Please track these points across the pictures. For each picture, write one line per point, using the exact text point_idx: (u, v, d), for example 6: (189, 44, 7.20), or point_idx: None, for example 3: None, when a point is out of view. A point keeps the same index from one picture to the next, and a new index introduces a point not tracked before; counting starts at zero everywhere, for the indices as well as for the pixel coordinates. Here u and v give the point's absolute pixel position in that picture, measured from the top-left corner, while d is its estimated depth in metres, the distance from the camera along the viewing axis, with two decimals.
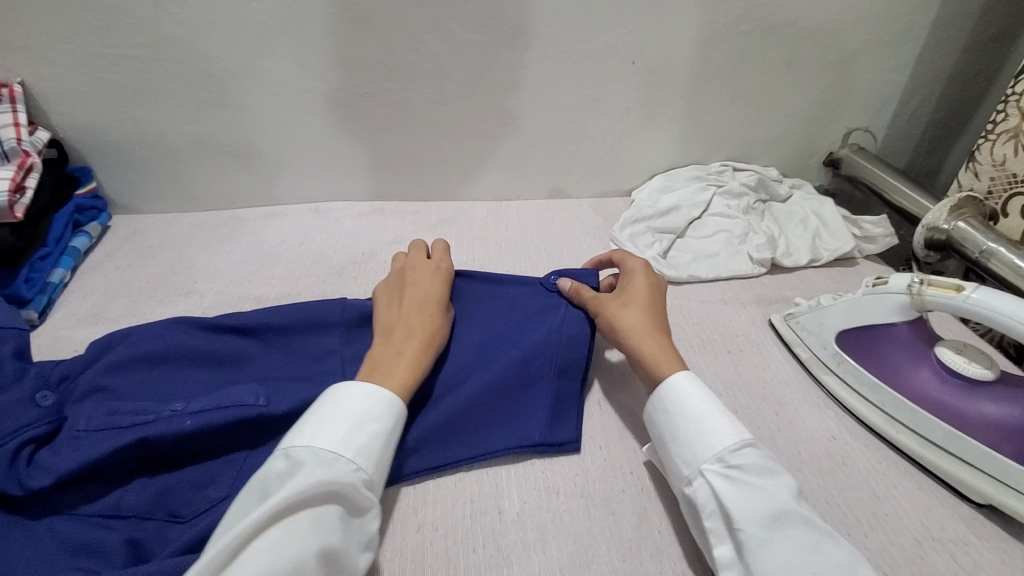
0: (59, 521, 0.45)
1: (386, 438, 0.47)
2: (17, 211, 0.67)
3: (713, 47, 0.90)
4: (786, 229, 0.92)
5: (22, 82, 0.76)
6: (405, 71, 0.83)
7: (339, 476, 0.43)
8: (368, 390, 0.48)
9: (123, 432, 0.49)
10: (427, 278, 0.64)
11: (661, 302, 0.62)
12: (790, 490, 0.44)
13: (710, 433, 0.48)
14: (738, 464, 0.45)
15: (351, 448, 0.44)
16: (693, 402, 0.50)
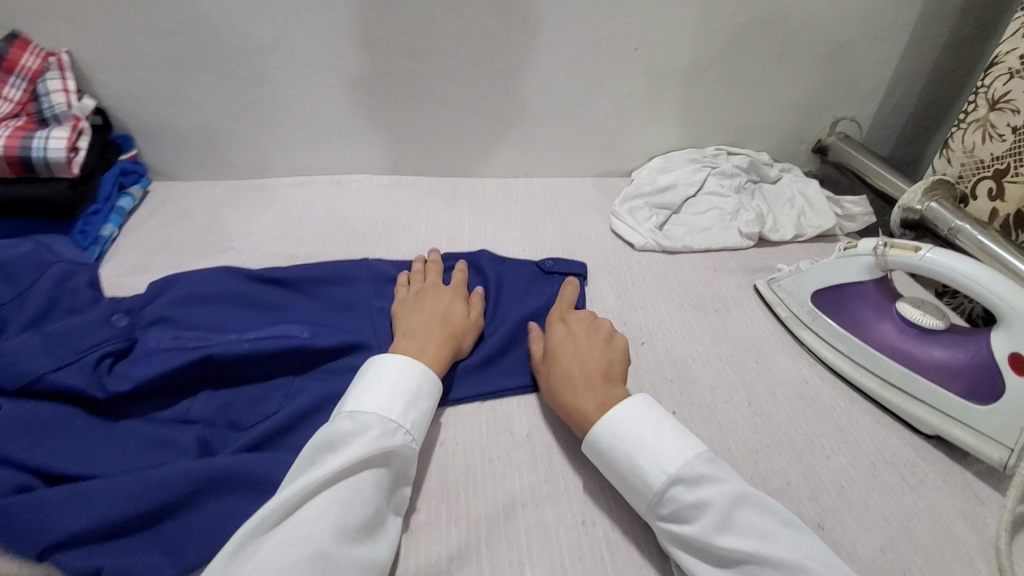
0: (138, 423, 0.52)
1: (430, 415, 0.53)
2: (74, 167, 0.74)
3: (710, 37, 0.97)
4: (774, 207, 0.99)
5: (69, 52, 0.82)
6: (424, 52, 0.89)
7: (397, 445, 0.48)
8: (421, 372, 0.54)
9: (188, 351, 0.56)
10: (449, 296, 0.67)
11: (585, 348, 0.60)
12: (717, 519, 0.44)
13: (636, 487, 0.49)
14: (668, 514, 0.47)
15: (407, 420, 0.50)
16: (612, 456, 0.51)
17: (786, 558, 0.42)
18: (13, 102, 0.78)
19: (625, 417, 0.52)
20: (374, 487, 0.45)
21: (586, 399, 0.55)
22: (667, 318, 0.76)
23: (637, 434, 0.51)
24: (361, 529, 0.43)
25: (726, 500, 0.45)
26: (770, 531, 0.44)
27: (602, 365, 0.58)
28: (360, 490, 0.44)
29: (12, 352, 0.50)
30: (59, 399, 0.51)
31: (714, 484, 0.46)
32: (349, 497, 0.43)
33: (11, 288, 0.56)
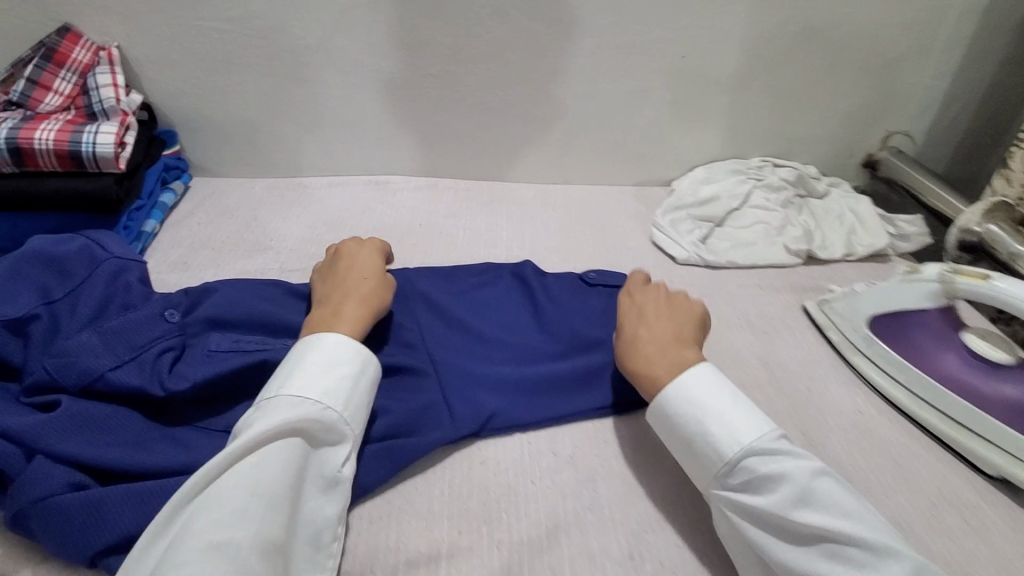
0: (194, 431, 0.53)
1: (355, 379, 0.51)
2: (121, 162, 0.74)
3: (760, 45, 0.93)
4: (822, 223, 0.95)
5: (119, 47, 0.83)
6: (467, 55, 0.88)
7: (309, 417, 0.47)
8: (331, 343, 0.52)
9: (246, 354, 0.57)
10: (368, 257, 0.66)
11: (663, 315, 0.61)
12: (796, 492, 0.44)
13: (704, 457, 0.49)
14: (738, 483, 0.47)
15: (316, 392, 0.48)
16: (680, 424, 0.51)
17: (870, 537, 0.42)
18: (63, 95, 0.80)
19: (700, 388, 0.52)
20: (283, 463, 0.43)
21: (655, 356, 0.56)
22: (712, 338, 0.74)
23: (710, 401, 0.51)
24: (275, 505, 0.42)
25: (806, 476, 0.45)
26: (850, 509, 0.44)
27: (675, 331, 0.59)
28: (263, 466, 0.43)
29: (72, 350, 0.51)
30: (116, 399, 0.52)
31: (792, 458, 0.47)
32: (250, 474, 0.42)
33: (65, 283, 0.55)
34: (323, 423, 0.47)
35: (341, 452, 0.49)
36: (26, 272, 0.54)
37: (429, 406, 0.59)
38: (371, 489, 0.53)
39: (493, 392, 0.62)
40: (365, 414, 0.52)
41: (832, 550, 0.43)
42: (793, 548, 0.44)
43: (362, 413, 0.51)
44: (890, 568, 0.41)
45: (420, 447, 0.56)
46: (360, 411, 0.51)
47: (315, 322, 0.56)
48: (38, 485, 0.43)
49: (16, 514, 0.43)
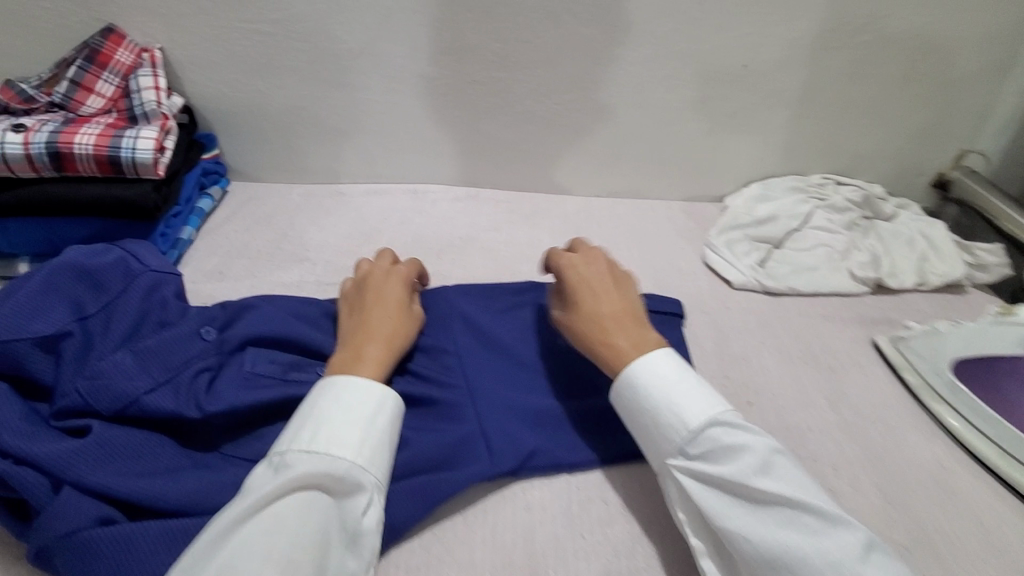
0: (228, 465, 0.51)
1: (367, 421, 0.48)
2: (159, 168, 0.72)
3: (829, 56, 0.86)
4: (891, 247, 0.88)
5: (162, 48, 0.81)
6: (515, 61, 0.84)
7: (317, 470, 0.44)
8: (340, 387, 0.49)
9: (282, 384, 0.55)
10: (390, 285, 0.61)
11: (612, 287, 0.58)
12: (756, 461, 0.45)
13: (667, 427, 0.49)
14: (698, 453, 0.47)
15: (320, 442, 0.46)
16: (646, 396, 0.51)
17: (828, 510, 0.43)
18: (105, 97, 0.79)
19: (664, 363, 0.52)
20: (294, 523, 0.41)
21: (619, 342, 0.54)
22: (774, 374, 0.68)
23: (675, 377, 0.51)
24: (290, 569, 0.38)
25: (765, 448, 0.46)
26: (804, 483, 0.45)
27: (628, 307, 0.57)
28: (274, 529, 0.40)
29: (107, 372, 0.49)
30: (150, 423, 0.50)
31: (751, 433, 0.48)
32: (261, 539, 0.39)
33: (100, 298, 0.53)
34: (336, 473, 0.44)
35: (362, 501, 0.45)
36: (59, 285, 0.52)
37: (467, 440, 0.55)
38: (405, 529, 0.50)
39: (539, 429, 0.58)
40: (386, 456, 0.48)
41: (787, 517, 0.43)
42: (749, 516, 0.44)
43: (382, 456, 0.48)
44: (842, 535, 0.42)
45: (458, 483, 0.52)
46: (378, 454, 0.47)
47: (338, 361, 0.53)
48: (65, 519, 0.42)
49: (39, 550, 0.42)
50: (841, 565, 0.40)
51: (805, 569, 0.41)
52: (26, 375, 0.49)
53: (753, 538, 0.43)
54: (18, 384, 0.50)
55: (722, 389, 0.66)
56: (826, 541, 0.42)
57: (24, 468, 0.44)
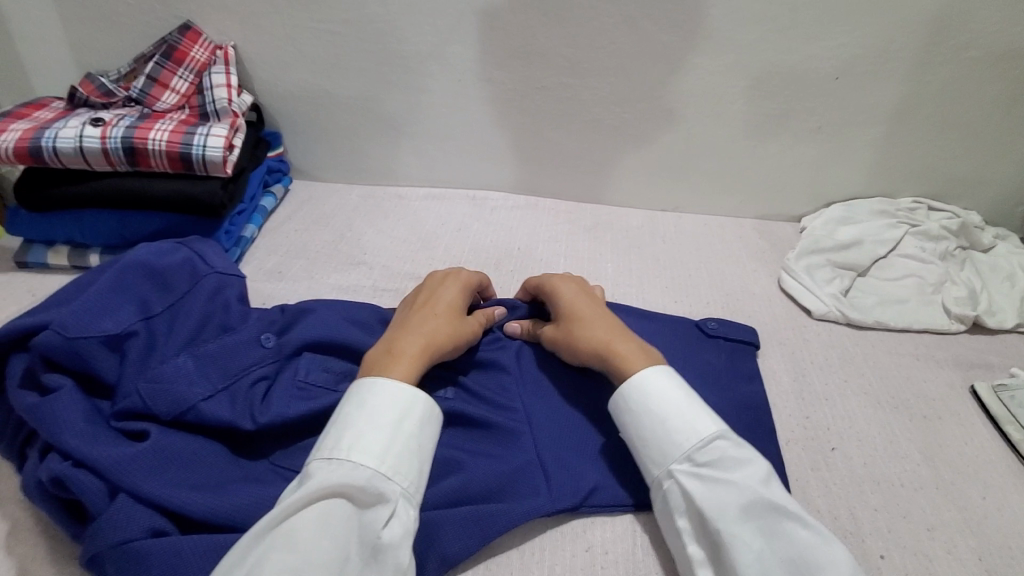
0: (281, 478, 0.49)
1: (395, 427, 0.44)
2: (228, 167, 0.72)
3: (932, 70, 0.78)
4: (988, 283, 0.80)
5: (235, 46, 0.82)
6: (586, 67, 0.80)
7: (337, 478, 0.40)
8: (366, 389, 0.46)
9: (338, 395, 0.53)
10: (448, 291, 0.59)
11: (595, 305, 0.59)
12: (762, 473, 0.44)
13: (676, 431, 0.47)
14: (705, 460, 0.45)
15: (345, 450, 0.42)
16: (656, 398, 0.49)
17: (821, 528, 0.42)
18: (179, 93, 0.80)
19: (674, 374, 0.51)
20: (309, 536, 0.37)
21: (620, 345, 0.53)
22: (859, 418, 0.62)
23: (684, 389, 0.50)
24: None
25: (768, 465, 0.45)
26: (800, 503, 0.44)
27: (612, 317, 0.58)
28: (289, 543, 0.36)
29: (166, 375, 0.49)
30: (206, 430, 0.49)
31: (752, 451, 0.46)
32: (275, 555, 0.36)
33: (165, 298, 0.54)
34: (358, 482, 0.40)
35: (387, 513, 0.40)
36: (129, 283, 0.52)
37: (526, 470, 0.52)
38: (459, 560, 0.47)
39: (601, 464, 0.54)
40: (416, 463, 0.44)
41: (786, 531, 0.41)
42: (749, 526, 0.42)
43: (410, 463, 0.43)
44: (836, 551, 0.40)
45: (517, 515, 0.49)
46: (406, 461, 0.43)
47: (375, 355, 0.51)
48: (117, 529, 0.41)
49: (90, 557, 0.42)
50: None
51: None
52: (89, 372, 0.48)
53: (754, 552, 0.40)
54: (81, 380, 0.49)
55: (801, 431, 0.61)
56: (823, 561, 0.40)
57: (83, 470, 0.43)
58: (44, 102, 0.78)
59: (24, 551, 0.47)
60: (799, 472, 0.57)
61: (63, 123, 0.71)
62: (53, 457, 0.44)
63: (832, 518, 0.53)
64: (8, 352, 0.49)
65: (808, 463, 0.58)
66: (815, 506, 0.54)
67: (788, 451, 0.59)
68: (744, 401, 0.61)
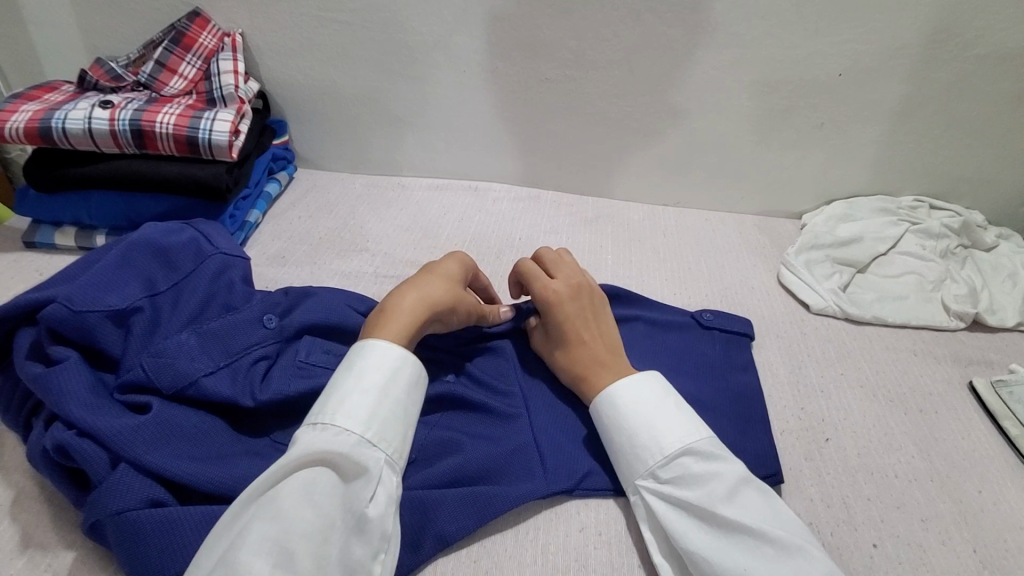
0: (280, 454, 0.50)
1: (381, 394, 0.45)
2: (233, 151, 0.73)
3: (937, 68, 0.78)
4: (989, 282, 0.80)
5: (243, 34, 0.82)
6: (591, 60, 0.80)
7: (322, 444, 0.41)
8: (354, 356, 0.47)
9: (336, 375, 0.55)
10: (448, 263, 0.59)
11: (593, 326, 0.57)
12: (724, 488, 0.43)
13: (641, 448, 0.48)
14: (669, 477, 0.46)
15: (333, 416, 0.43)
16: (623, 417, 0.50)
17: (785, 538, 0.41)
18: (187, 79, 0.81)
19: (646, 388, 0.51)
20: (294, 503, 0.37)
21: (608, 375, 0.54)
22: (855, 411, 0.63)
23: (654, 403, 0.50)
24: (286, 559, 0.35)
25: (736, 477, 0.44)
26: (773, 514, 0.43)
27: (607, 337, 0.57)
28: (273, 507, 0.37)
29: (170, 351, 0.50)
30: (206, 405, 0.50)
31: (722, 463, 0.45)
32: (261, 519, 0.36)
33: (170, 276, 0.54)
34: (344, 450, 0.41)
35: (371, 479, 0.40)
36: (135, 261, 0.53)
37: (521, 452, 0.53)
38: (455, 540, 0.47)
39: (597, 448, 0.54)
40: (400, 431, 0.45)
41: (744, 544, 0.41)
42: (708, 540, 0.42)
43: (394, 431, 0.44)
44: (800, 565, 0.40)
45: (512, 497, 0.49)
46: (390, 428, 0.44)
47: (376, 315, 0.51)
48: (118, 497, 0.42)
49: (92, 524, 0.43)
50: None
51: None
52: (94, 345, 0.49)
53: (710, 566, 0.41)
54: (86, 354, 0.50)
55: (796, 421, 0.61)
56: (783, 572, 0.39)
57: (87, 440, 0.44)
58: (54, 85, 0.79)
59: (28, 519, 0.48)
60: (793, 462, 0.57)
61: (73, 105, 0.72)
62: (58, 426, 0.44)
63: (825, 506, 0.54)
64: (16, 325, 0.50)
65: (803, 453, 0.58)
66: (809, 495, 0.54)
67: (783, 440, 0.59)
68: (740, 391, 0.61)
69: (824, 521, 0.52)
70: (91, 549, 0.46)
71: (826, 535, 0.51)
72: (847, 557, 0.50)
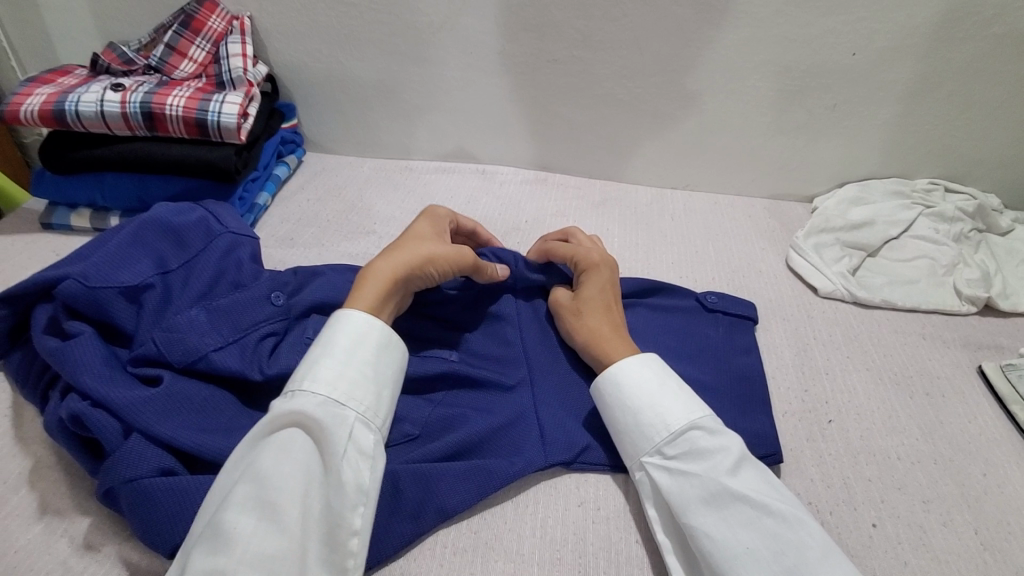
0: None
1: (346, 357, 0.46)
2: (241, 134, 0.74)
3: (954, 46, 0.76)
4: (1003, 266, 0.79)
5: (251, 17, 0.83)
6: (599, 41, 0.80)
7: (290, 407, 0.42)
8: (326, 326, 0.48)
9: None
10: (421, 226, 0.60)
11: (617, 301, 0.59)
12: (729, 462, 0.44)
13: (647, 425, 0.48)
14: (675, 453, 0.46)
15: (301, 381, 0.44)
16: (630, 393, 0.50)
17: (788, 512, 0.41)
18: (197, 62, 0.82)
19: (652, 365, 0.51)
20: (268, 463, 0.39)
21: (620, 344, 0.54)
22: (860, 394, 0.62)
23: (658, 381, 0.50)
24: (269, 511, 0.37)
25: (740, 452, 0.45)
26: (775, 489, 0.43)
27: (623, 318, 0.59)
28: (249, 470, 0.39)
29: (180, 326, 0.51)
30: (216, 379, 0.52)
31: (726, 437, 0.46)
32: (243, 484, 0.38)
33: (181, 255, 0.56)
34: (308, 409, 0.42)
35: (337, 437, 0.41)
36: (147, 240, 0.55)
37: (522, 428, 0.53)
38: (456, 512, 0.48)
39: (598, 427, 0.55)
40: (370, 389, 0.45)
41: (748, 517, 0.41)
42: (711, 516, 0.42)
43: (363, 389, 0.45)
44: (802, 538, 0.40)
45: (511, 473, 0.50)
46: (359, 387, 0.45)
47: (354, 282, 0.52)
48: (130, 466, 0.44)
49: (105, 490, 0.44)
50: (799, 566, 0.39)
51: (764, 569, 0.39)
52: (108, 320, 0.51)
53: (714, 540, 0.41)
54: (100, 330, 0.52)
55: (799, 403, 0.61)
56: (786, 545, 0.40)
57: (101, 411, 0.46)
58: (68, 69, 0.80)
59: (45, 486, 0.50)
60: (794, 442, 0.57)
61: (85, 88, 0.73)
62: (73, 398, 0.46)
63: (825, 486, 0.54)
64: (33, 301, 0.52)
65: (803, 434, 0.58)
66: (811, 475, 0.54)
67: (785, 422, 0.59)
68: (742, 373, 0.61)
69: (825, 502, 0.52)
70: (105, 516, 0.48)
71: (826, 514, 0.52)
72: (845, 536, 0.50)
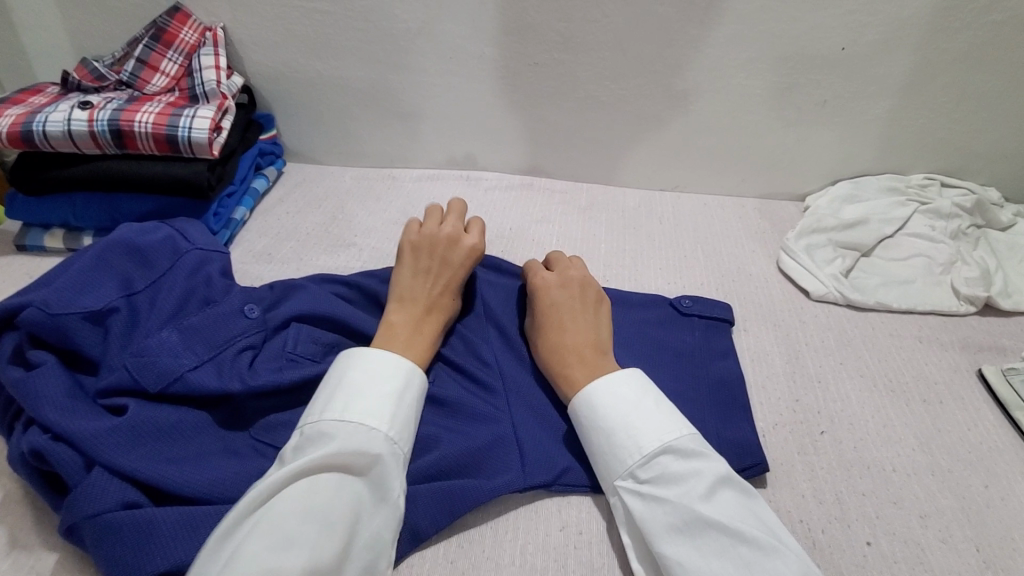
0: (255, 453, 0.50)
1: (401, 397, 0.47)
2: (214, 148, 0.72)
3: (949, 36, 0.73)
4: (1004, 264, 0.77)
5: (224, 27, 0.81)
6: (581, 43, 0.77)
7: (353, 440, 0.43)
8: (374, 355, 0.49)
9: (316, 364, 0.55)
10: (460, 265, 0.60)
11: (573, 309, 0.57)
12: (702, 487, 0.42)
13: (619, 447, 0.46)
14: (647, 477, 0.44)
15: (357, 413, 0.45)
16: (602, 415, 0.48)
17: (764, 539, 0.39)
18: (169, 75, 0.80)
19: (626, 384, 0.49)
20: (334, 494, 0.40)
21: (575, 371, 0.52)
22: (854, 403, 0.60)
23: (632, 401, 0.48)
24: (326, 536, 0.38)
25: (715, 476, 0.43)
26: (752, 515, 0.41)
27: (587, 329, 0.55)
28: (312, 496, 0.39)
29: (151, 348, 0.50)
30: (192, 400, 0.50)
31: (701, 460, 0.44)
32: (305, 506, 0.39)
33: (147, 275, 0.55)
34: (372, 446, 0.43)
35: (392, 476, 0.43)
36: (111, 262, 0.53)
37: (501, 445, 0.52)
38: (428, 534, 0.47)
39: (578, 445, 0.53)
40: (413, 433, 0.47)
41: (721, 546, 0.39)
42: (683, 545, 0.40)
43: (411, 432, 0.47)
44: (778, 568, 0.38)
45: (491, 491, 0.49)
46: (408, 428, 0.47)
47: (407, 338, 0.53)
48: (93, 501, 0.43)
49: (69, 527, 0.43)
50: None
51: None
52: (73, 348, 0.49)
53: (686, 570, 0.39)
54: (66, 357, 0.50)
55: (790, 414, 0.59)
56: None
57: (62, 445, 0.44)
58: (40, 87, 0.79)
59: (12, 521, 0.48)
60: (784, 456, 0.55)
61: (54, 107, 0.72)
62: (34, 431, 0.45)
63: (818, 502, 0.52)
64: None
65: (794, 447, 0.56)
66: (803, 491, 0.52)
67: (775, 435, 0.57)
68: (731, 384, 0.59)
69: (818, 519, 0.50)
70: (72, 551, 0.46)
71: (818, 533, 0.49)
72: (838, 556, 0.48)
